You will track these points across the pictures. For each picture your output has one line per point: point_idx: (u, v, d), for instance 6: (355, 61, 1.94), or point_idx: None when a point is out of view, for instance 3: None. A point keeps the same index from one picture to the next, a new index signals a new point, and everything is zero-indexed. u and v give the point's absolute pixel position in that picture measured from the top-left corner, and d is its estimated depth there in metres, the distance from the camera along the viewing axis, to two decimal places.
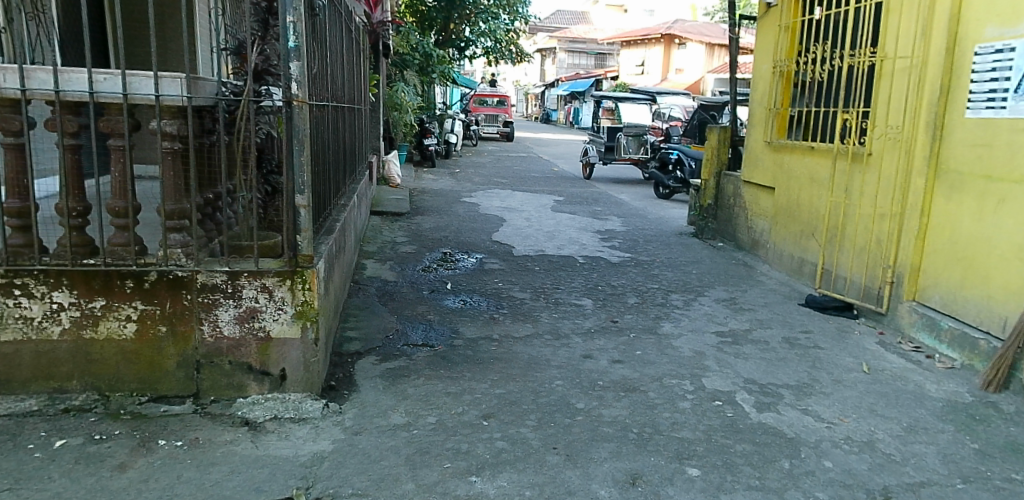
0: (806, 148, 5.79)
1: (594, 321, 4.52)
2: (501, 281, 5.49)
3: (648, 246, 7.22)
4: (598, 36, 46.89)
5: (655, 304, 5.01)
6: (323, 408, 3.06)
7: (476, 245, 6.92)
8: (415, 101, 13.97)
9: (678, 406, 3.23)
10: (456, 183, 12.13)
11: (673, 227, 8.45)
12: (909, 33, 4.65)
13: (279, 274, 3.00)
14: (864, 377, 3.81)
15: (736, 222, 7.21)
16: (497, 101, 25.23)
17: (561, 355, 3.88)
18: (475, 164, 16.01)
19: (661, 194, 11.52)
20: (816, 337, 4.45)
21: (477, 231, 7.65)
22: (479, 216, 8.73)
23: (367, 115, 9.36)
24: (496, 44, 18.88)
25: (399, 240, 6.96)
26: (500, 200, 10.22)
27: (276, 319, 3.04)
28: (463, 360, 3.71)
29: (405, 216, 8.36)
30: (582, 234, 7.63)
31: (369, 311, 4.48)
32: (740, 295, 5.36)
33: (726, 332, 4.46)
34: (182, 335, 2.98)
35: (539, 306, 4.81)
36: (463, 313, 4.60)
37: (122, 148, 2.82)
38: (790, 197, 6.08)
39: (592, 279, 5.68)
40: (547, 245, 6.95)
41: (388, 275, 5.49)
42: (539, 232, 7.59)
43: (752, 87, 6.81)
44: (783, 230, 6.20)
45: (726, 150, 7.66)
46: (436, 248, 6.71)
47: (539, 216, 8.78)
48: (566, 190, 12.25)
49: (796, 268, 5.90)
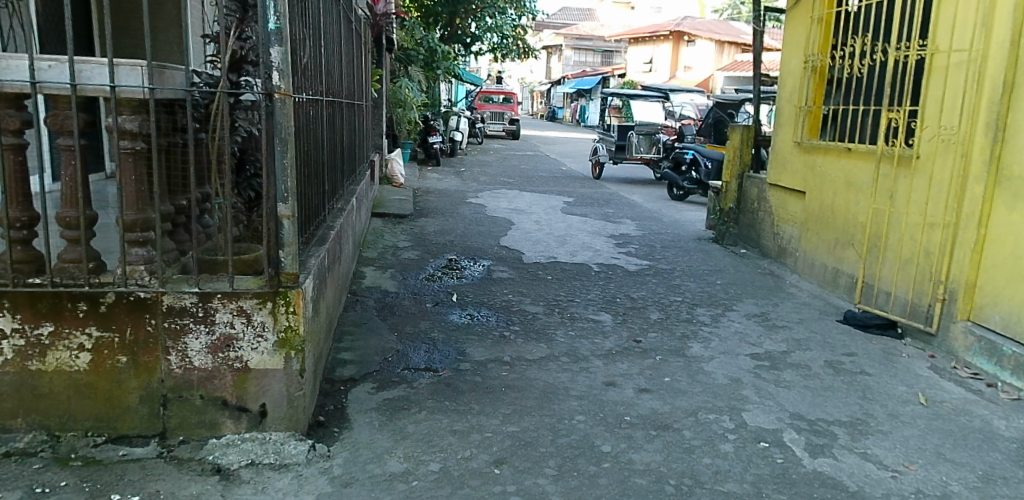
0: (843, 150, 5.35)
1: (615, 341, 4.09)
2: (512, 293, 5.05)
3: (666, 252, 6.78)
4: (606, 34, 46.40)
5: (680, 320, 4.57)
6: (309, 451, 2.64)
7: (484, 250, 6.49)
8: (419, 98, 13.55)
9: (719, 450, 2.80)
10: (461, 183, 11.70)
11: (691, 231, 8.01)
12: (966, 23, 4.19)
13: (258, 295, 2.58)
14: (924, 412, 3.37)
15: (761, 227, 6.77)
16: (504, 98, 24.68)
17: (581, 382, 3.45)
18: (481, 163, 15.58)
19: (675, 196, 11.08)
20: (862, 361, 4.01)
21: (484, 234, 7.23)
22: (487, 218, 8.31)
23: (369, 112, 8.94)
24: (502, 39, 18.46)
25: (402, 244, 6.55)
26: (508, 201, 9.79)
27: (255, 348, 2.61)
28: (472, 389, 3.28)
29: (408, 219, 7.94)
30: (595, 239, 7.19)
31: (367, 328, 4.05)
32: (772, 310, 4.92)
33: (762, 354, 4.02)
34: (145, 366, 2.56)
35: (554, 323, 4.38)
36: (470, 330, 4.17)
37: (72, 148, 2.40)
38: (824, 203, 5.63)
39: (609, 290, 5.24)
40: (558, 251, 6.52)
41: (388, 284, 5.07)
42: (550, 236, 7.17)
43: (780, 84, 6.37)
44: (815, 238, 5.75)
45: (748, 151, 7.21)
46: (441, 254, 6.30)
47: (549, 219, 8.35)
48: (576, 190, 11.81)
49: (831, 279, 5.46)
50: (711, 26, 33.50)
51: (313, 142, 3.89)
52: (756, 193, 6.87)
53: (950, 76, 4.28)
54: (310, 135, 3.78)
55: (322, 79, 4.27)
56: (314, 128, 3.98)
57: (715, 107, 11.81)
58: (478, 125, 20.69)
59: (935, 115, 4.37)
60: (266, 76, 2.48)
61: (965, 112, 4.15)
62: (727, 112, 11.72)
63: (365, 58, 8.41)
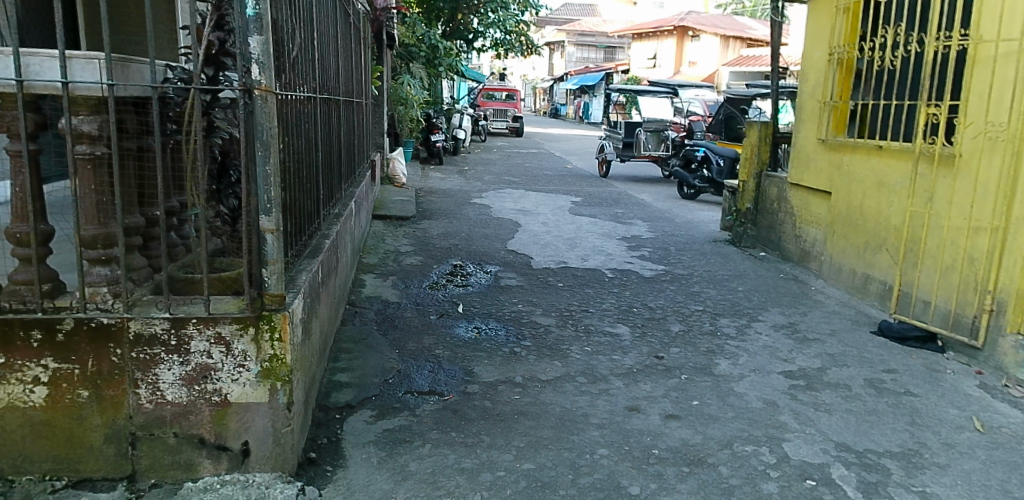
0: (873, 147, 5.01)
1: (636, 357, 3.76)
2: (521, 302, 4.73)
3: (682, 256, 6.45)
4: (609, 29, 46.02)
5: (703, 332, 4.24)
6: (297, 495, 2.32)
7: (490, 255, 6.17)
8: (421, 95, 13.21)
9: (761, 490, 2.48)
10: (465, 183, 11.37)
11: (705, 233, 7.67)
12: (1014, 9, 3.85)
13: (239, 319, 2.26)
14: (981, 439, 3.04)
15: (781, 229, 6.43)
16: (506, 95, 24.23)
17: (601, 407, 3.13)
18: (484, 161, 15.23)
19: (686, 194, 10.73)
20: (905, 379, 3.68)
21: (490, 237, 6.90)
22: (492, 219, 7.99)
23: (369, 111, 8.61)
24: (505, 35, 18.13)
25: (403, 249, 6.22)
26: (514, 201, 9.46)
27: (235, 379, 2.30)
28: (481, 416, 2.96)
29: (410, 221, 7.62)
30: (606, 241, 6.87)
31: (366, 345, 3.73)
32: (800, 321, 4.59)
33: (796, 372, 3.69)
34: (110, 401, 2.25)
35: (568, 337, 4.05)
36: (477, 345, 3.85)
37: (20, 154, 2.09)
38: (851, 204, 5.29)
39: (625, 298, 4.91)
40: (569, 255, 6.19)
41: (389, 294, 4.75)
42: (559, 239, 6.84)
43: (802, 78, 6.03)
44: (842, 242, 5.42)
45: (767, 148, 6.87)
46: (445, 259, 5.98)
47: (557, 220, 8.02)
48: (583, 189, 11.48)
49: (861, 286, 5.12)
50: (716, 21, 33.09)
51: (304, 143, 3.57)
52: (776, 192, 6.54)
53: (997, 67, 3.94)
54: (299, 134, 3.46)
55: (315, 75, 3.96)
56: (306, 127, 3.66)
57: (726, 103, 11.47)
58: (481, 122, 20.36)
59: (979, 110, 4.03)
60: (242, 68, 2.15)
61: (1014, 106, 3.81)
62: (738, 108, 11.36)
63: (365, 54, 8.09)
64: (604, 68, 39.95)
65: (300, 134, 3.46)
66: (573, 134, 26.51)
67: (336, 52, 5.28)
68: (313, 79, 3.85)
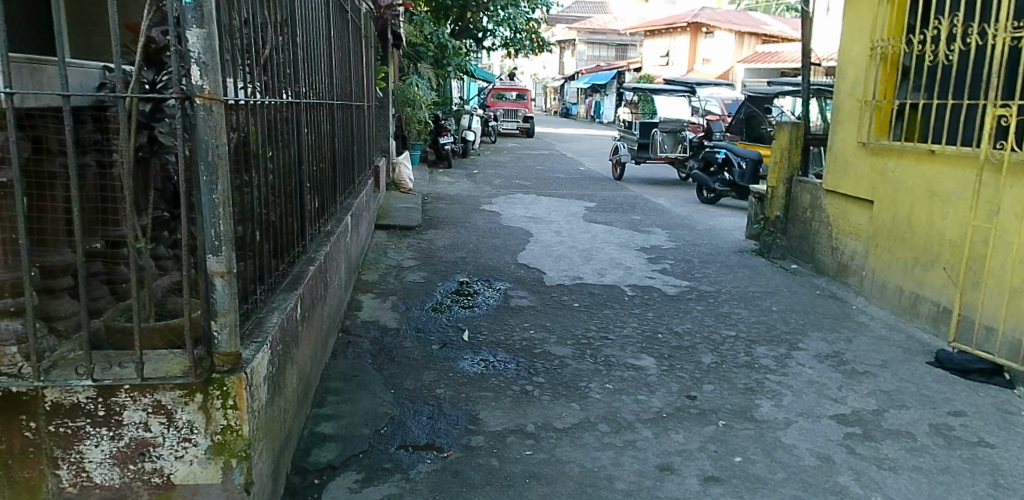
0: (924, 152, 4.50)
1: (665, 397, 3.30)
2: (533, 327, 4.27)
3: (707, 269, 5.96)
4: (621, 27, 45.49)
5: (739, 364, 3.76)
6: None
7: (499, 270, 5.71)
8: (429, 96, 12.78)
9: None
10: (474, 187, 10.93)
11: (730, 242, 7.18)
12: None
13: (182, 385, 1.81)
14: None
15: (816, 240, 5.93)
16: (517, 95, 23.93)
17: (628, 466, 2.66)
18: (494, 163, 14.79)
19: (706, 199, 10.23)
20: (976, 425, 3.19)
21: (499, 249, 6.46)
22: (502, 228, 7.54)
23: (373, 113, 8.18)
24: (515, 33, 17.67)
25: (407, 264, 5.79)
26: (525, 207, 9.02)
27: (179, 456, 1.85)
28: (486, 481, 2.50)
29: (415, 231, 7.18)
30: (624, 253, 6.40)
31: (357, 384, 3.29)
32: (847, 348, 4.11)
33: (850, 417, 3.21)
34: (25, 484, 1.82)
35: (586, 371, 3.59)
36: (483, 382, 3.40)
37: None
38: (897, 215, 4.79)
39: (648, 322, 4.44)
40: (584, 270, 5.73)
41: (388, 318, 4.30)
42: (573, 251, 6.38)
43: (840, 75, 5.53)
44: (887, 256, 4.91)
45: (798, 152, 6.36)
46: (451, 275, 5.54)
47: (571, 229, 7.56)
48: (597, 193, 11.00)
49: (911, 306, 4.61)
50: (730, 17, 32.47)
51: (284, 154, 3.14)
52: (810, 200, 6.03)
53: None
54: (276, 144, 3.03)
55: (301, 77, 3.54)
56: (287, 135, 3.24)
57: (747, 102, 10.98)
58: (491, 123, 19.95)
59: None
60: (175, 67, 1.69)
61: None
62: (761, 107, 10.88)
63: (368, 53, 7.68)
64: (615, 66, 39.42)
65: (276, 142, 3.02)
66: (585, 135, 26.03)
67: (331, 53, 4.87)
68: (296, 81, 3.43)
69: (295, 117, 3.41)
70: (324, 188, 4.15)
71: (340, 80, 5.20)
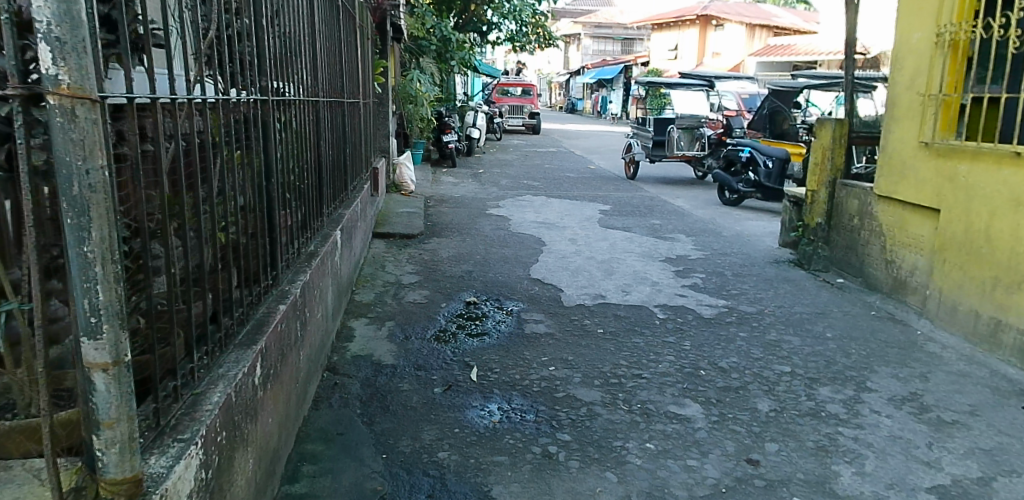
0: (1007, 154, 3.86)
1: (720, 462, 2.67)
2: (553, 361, 3.64)
3: (743, 284, 5.32)
4: (627, 21, 44.81)
5: (802, 414, 3.14)
6: None
7: (510, 287, 5.09)
8: (432, 92, 12.13)
9: None
10: (480, 189, 10.30)
11: (762, 251, 6.55)
12: None
13: None
14: None
15: (867, 251, 5.29)
16: (522, 90, 23.32)
17: None
18: (500, 162, 14.15)
19: (729, 200, 9.56)
20: None
21: (510, 260, 5.84)
22: (512, 235, 6.92)
23: (371, 111, 7.57)
24: (519, 27, 17.28)
25: (407, 279, 5.18)
26: (535, 211, 8.39)
27: None
28: None
29: (417, 239, 6.56)
30: (649, 265, 5.76)
31: (343, 447, 2.68)
32: (924, 389, 3.48)
33: (953, 489, 2.57)
34: None
35: (621, 422, 2.97)
36: (497, 441, 2.78)
37: None
38: (970, 226, 4.15)
39: (686, 354, 3.81)
40: (606, 286, 5.11)
41: (384, 351, 3.70)
42: (592, 263, 5.76)
43: (898, 66, 4.89)
44: (956, 274, 4.27)
45: (843, 152, 5.74)
46: (457, 293, 4.93)
47: (587, 236, 6.93)
48: (610, 194, 10.37)
49: (991, 334, 3.98)
50: (740, 10, 31.77)
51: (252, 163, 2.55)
52: (858, 206, 5.41)
53: None
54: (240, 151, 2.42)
55: (274, 69, 2.94)
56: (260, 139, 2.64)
57: (772, 96, 10.39)
58: (497, 119, 19.34)
59: None
60: (14, 47, 1.05)
61: None
62: (786, 101, 10.28)
63: (364, 47, 7.08)
64: (622, 61, 38.71)
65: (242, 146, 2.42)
66: (592, 131, 25.35)
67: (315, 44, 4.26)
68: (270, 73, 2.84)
69: (269, 117, 2.81)
70: (306, 200, 3.54)
71: (327, 76, 4.59)
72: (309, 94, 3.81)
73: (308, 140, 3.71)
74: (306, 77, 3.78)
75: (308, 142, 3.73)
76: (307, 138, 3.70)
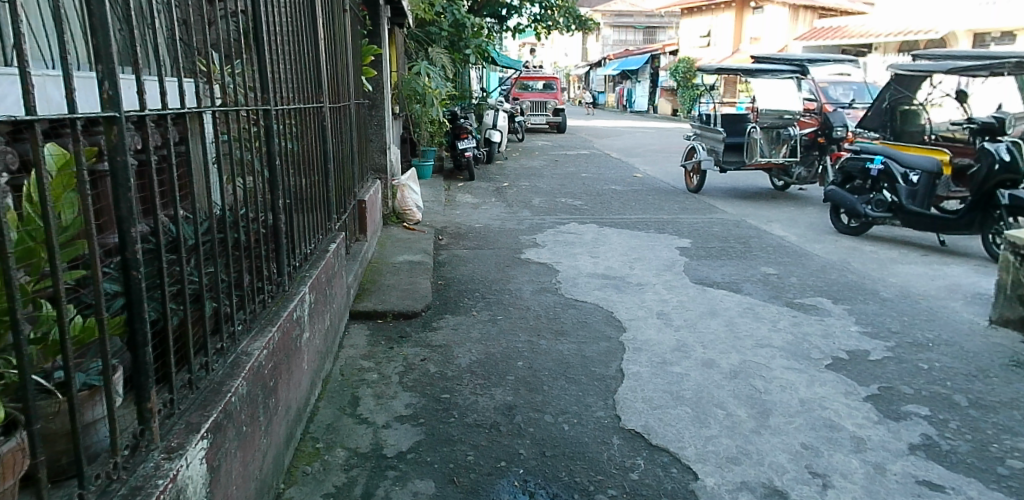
0: None
1: None
2: None
3: (1015, 441, 2.88)
4: (650, 7, 42.19)
5: None
6: None
7: (587, 461, 2.65)
8: (443, 87, 9.74)
9: None
10: (507, 212, 7.93)
11: (972, 337, 4.08)
12: None
13: None
14: None
15: None
16: (544, 84, 20.95)
17: None
18: (527, 171, 11.79)
19: (848, 228, 7.07)
20: None
21: (574, 371, 3.46)
22: (566, 306, 4.53)
23: (354, 117, 5.26)
24: (544, 9, 14.87)
25: (394, 435, 2.80)
26: (589, 252, 6.00)
27: None
28: None
29: (418, 319, 4.21)
30: (819, 385, 3.32)
31: None
32: None
33: None
34: None
35: None
36: None
37: None
38: None
39: None
40: (772, 452, 2.69)
41: None
42: (718, 380, 3.35)
43: None
44: None
45: None
46: (500, 475, 2.55)
47: (683, 306, 4.51)
48: (679, 218, 7.90)
49: None
50: None
51: None
52: None
53: None
54: None
55: None
56: None
57: (892, 84, 7.89)
58: (518, 118, 16.98)
59: None
60: None
61: None
62: (911, 90, 7.77)
63: (338, 27, 4.71)
64: (649, 49, 36.06)
65: None
66: (624, 128, 22.71)
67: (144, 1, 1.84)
68: None
69: None
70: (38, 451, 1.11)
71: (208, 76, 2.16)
72: (120, 105, 1.39)
73: (97, 234, 1.28)
74: (99, 55, 1.34)
75: (97, 238, 1.30)
76: (91, 234, 1.27)
